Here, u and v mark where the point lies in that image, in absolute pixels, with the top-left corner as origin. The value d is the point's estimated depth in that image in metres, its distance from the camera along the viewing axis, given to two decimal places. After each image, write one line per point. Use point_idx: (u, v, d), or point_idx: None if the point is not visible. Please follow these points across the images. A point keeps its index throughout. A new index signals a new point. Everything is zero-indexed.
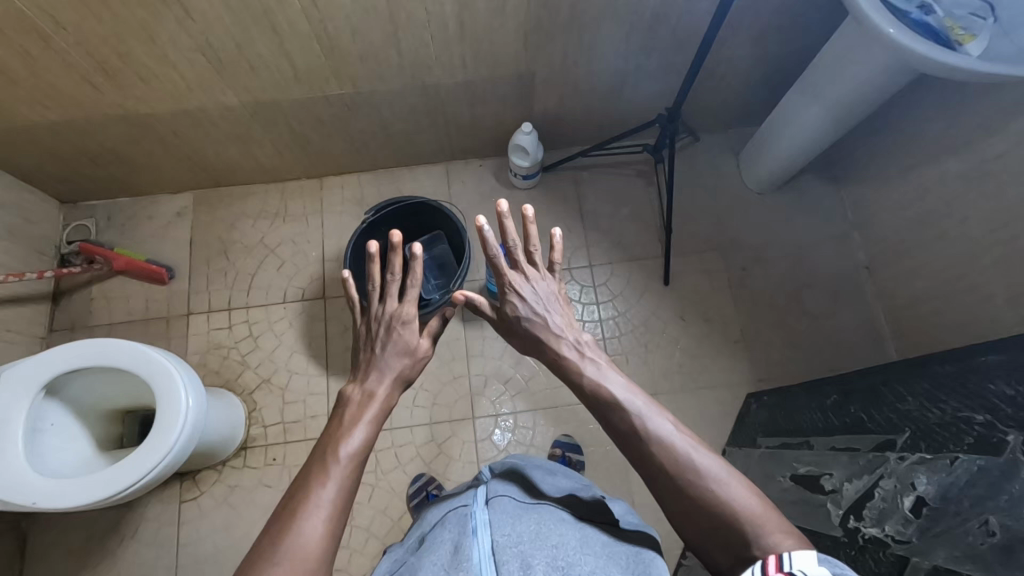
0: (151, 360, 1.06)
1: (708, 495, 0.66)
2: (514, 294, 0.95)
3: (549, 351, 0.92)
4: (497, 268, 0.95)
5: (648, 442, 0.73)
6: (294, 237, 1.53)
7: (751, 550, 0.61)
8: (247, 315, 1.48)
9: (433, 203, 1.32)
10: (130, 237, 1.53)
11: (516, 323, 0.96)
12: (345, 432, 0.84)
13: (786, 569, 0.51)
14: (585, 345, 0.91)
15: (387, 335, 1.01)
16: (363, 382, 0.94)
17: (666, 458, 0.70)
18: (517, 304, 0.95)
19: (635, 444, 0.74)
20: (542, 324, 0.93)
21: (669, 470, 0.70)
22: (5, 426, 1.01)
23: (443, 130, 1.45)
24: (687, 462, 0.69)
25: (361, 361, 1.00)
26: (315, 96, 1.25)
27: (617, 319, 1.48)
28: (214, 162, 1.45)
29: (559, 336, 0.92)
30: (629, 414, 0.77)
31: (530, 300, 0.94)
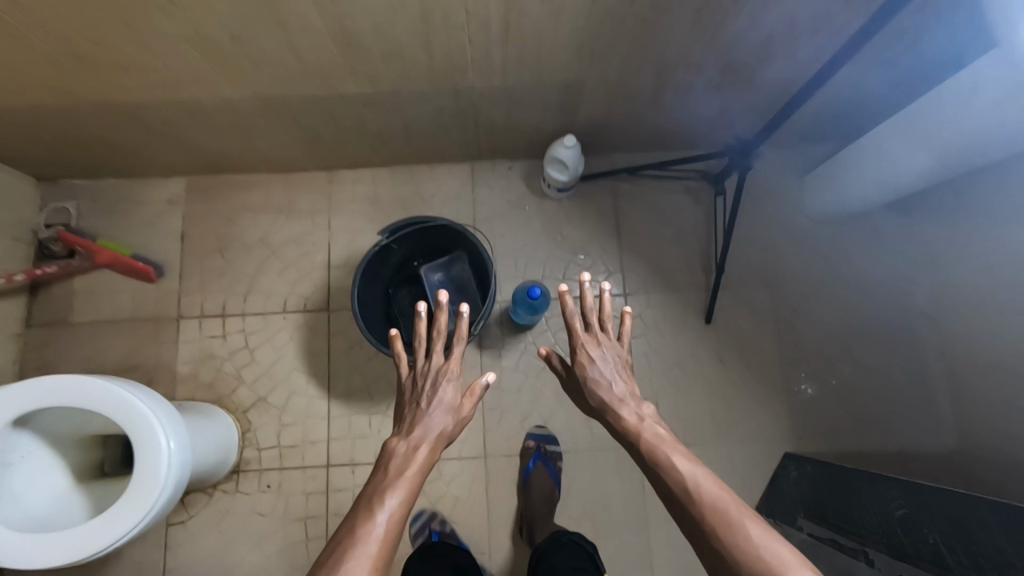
0: (128, 404, 0.94)
1: None
2: (583, 355, 0.92)
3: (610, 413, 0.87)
4: (570, 323, 0.94)
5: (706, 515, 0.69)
6: (299, 238, 1.39)
7: None
8: (244, 323, 1.35)
9: (456, 224, 1.13)
10: (116, 226, 1.38)
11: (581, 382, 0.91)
12: (388, 485, 0.77)
13: None
14: (651, 414, 0.86)
15: (433, 387, 0.91)
16: (408, 434, 0.85)
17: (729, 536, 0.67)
18: (587, 361, 0.91)
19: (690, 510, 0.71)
20: (609, 388, 0.89)
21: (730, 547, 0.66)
22: None
23: (471, 133, 1.26)
24: (748, 541, 0.65)
25: (403, 414, 0.90)
26: (327, 94, 1.06)
27: (651, 358, 1.33)
28: (210, 152, 1.28)
29: (624, 401, 0.87)
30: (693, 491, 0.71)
31: (601, 361, 0.91)
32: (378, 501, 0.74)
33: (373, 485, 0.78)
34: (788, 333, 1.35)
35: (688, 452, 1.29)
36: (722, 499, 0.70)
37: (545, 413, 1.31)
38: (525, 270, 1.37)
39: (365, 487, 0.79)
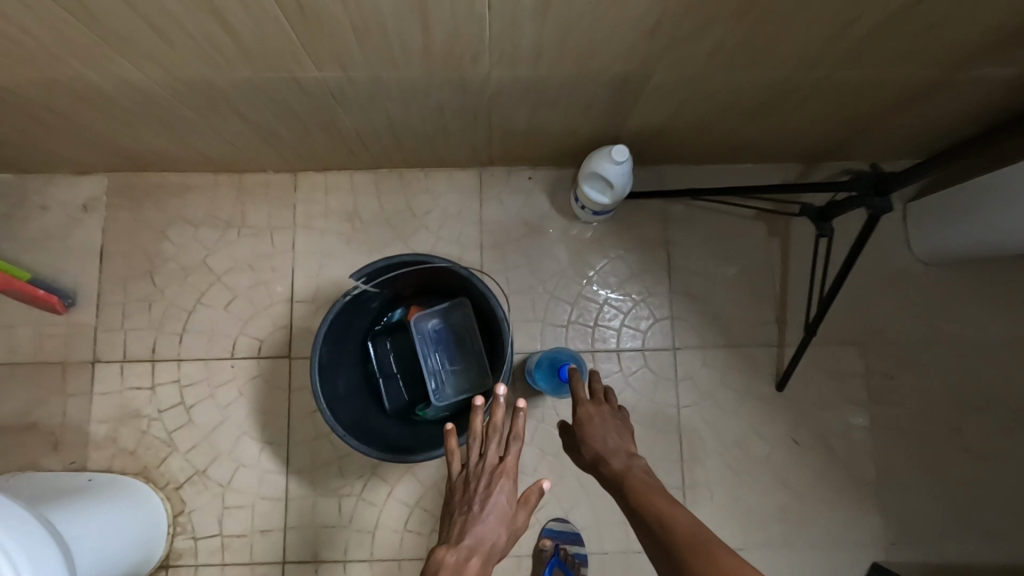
0: None
1: None
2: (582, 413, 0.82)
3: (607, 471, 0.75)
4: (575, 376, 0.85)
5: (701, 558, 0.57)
6: (254, 261, 1.07)
7: None
8: (179, 371, 1.04)
9: (458, 266, 0.82)
10: (14, 237, 1.06)
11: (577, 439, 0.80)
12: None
13: None
14: (648, 466, 0.74)
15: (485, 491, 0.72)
16: (457, 543, 0.67)
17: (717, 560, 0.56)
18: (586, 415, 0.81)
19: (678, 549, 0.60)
20: (605, 444, 0.78)
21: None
22: None
23: (482, 135, 0.94)
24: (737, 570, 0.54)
25: (448, 518, 0.71)
26: (278, 80, 0.74)
27: (703, 434, 1.04)
28: (129, 147, 0.95)
29: (620, 452, 0.77)
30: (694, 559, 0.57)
31: (603, 420, 0.81)
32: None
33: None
34: (879, 405, 1.05)
35: (747, 559, 1.00)
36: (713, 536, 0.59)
37: (566, 503, 1.01)
38: (546, 313, 1.06)
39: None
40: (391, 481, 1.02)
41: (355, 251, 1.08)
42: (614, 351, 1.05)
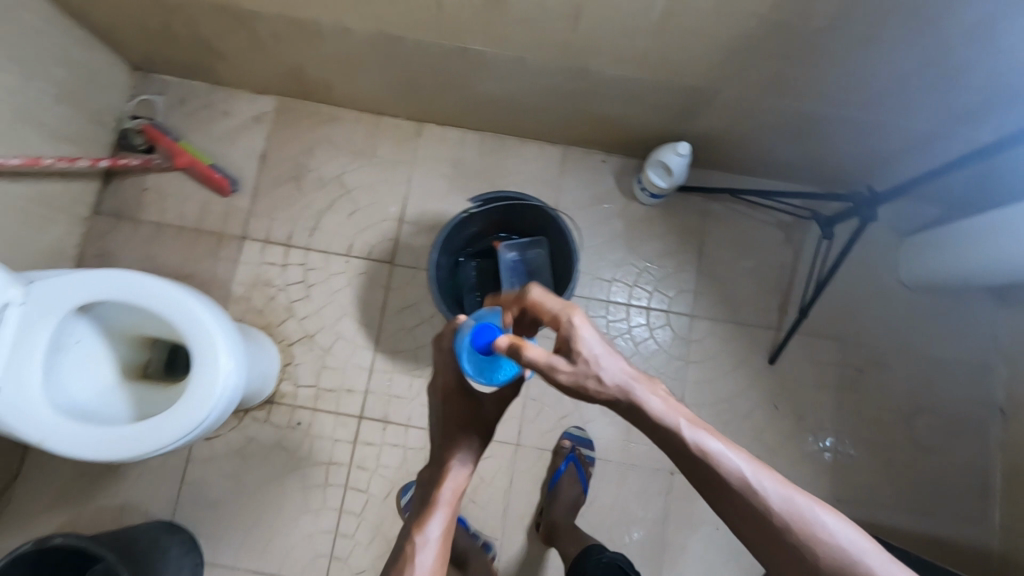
0: (198, 319, 0.92)
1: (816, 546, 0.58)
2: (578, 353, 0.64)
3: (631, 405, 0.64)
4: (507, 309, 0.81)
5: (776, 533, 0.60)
6: (377, 184, 1.35)
7: None
8: (305, 258, 1.32)
9: (548, 208, 1.08)
10: (199, 131, 1.36)
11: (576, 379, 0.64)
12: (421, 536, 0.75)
13: None
14: (632, 378, 0.65)
15: (457, 437, 0.85)
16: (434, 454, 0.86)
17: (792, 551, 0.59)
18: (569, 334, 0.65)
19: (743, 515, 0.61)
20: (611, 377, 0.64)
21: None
22: (24, 345, 0.90)
23: (578, 117, 1.21)
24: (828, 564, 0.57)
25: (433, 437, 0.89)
26: (450, 46, 1.01)
27: (704, 385, 1.29)
28: (309, 77, 1.24)
29: (610, 371, 0.65)
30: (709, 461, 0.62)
31: (594, 334, 0.65)
32: (411, 543, 0.75)
33: (408, 548, 0.74)
34: (849, 392, 1.29)
35: None
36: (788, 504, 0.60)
37: (584, 416, 1.28)
38: (596, 268, 1.33)
39: (399, 554, 0.74)
40: None
41: (456, 192, 1.35)
42: (644, 307, 1.31)
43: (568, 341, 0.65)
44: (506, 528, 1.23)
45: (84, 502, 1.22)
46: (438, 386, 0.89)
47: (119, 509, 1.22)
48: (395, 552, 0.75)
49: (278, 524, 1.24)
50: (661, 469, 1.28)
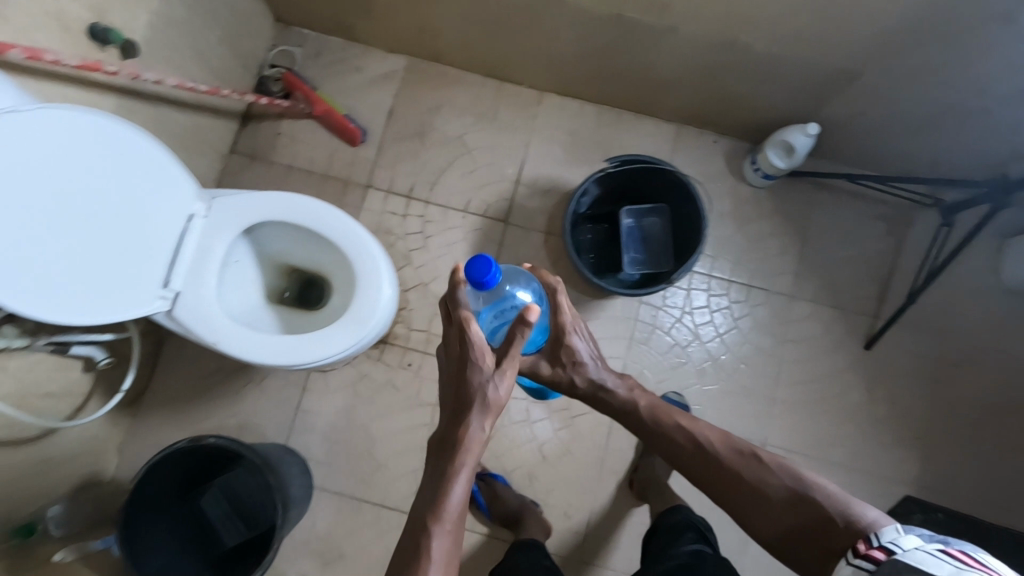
0: (363, 245, 0.99)
1: (790, 496, 0.74)
2: (572, 340, 0.89)
3: (598, 394, 0.92)
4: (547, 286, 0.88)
5: (739, 472, 0.79)
6: (496, 146, 1.41)
7: (836, 531, 0.67)
8: (425, 210, 1.39)
9: (682, 175, 1.12)
10: (332, 83, 1.43)
11: (568, 368, 0.90)
12: (430, 533, 0.64)
13: (876, 543, 0.57)
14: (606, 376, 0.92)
15: (466, 406, 0.69)
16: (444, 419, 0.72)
17: (759, 481, 0.77)
18: (569, 334, 0.88)
19: (705, 466, 0.82)
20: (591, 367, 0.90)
21: (784, 499, 0.74)
22: (204, 255, 0.97)
23: (704, 94, 1.26)
24: (787, 479, 0.75)
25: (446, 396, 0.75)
26: (606, 12, 1.07)
27: (799, 364, 1.33)
28: (448, 37, 1.30)
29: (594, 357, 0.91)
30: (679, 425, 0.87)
31: (585, 339, 0.90)
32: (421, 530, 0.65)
33: (414, 545, 0.64)
34: (940, 383, 1.32)
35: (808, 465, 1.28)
36: (751, 446, 0.81)
37: (680, 383, 1.32)
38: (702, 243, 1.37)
39: (408, 549, 0.64)
40: None
41: (571, 160, 1.40)
42: (745, 285, 1.36)
43: (560, 336, 0.88)
44: (599, 481, 1.28)
45: (206, 419, 1.30)
46: (451, 345, 0.74)
47: (237, 428, 1.30)
48: (405, 545, 0.65)
49: (382, 457, 1.30)
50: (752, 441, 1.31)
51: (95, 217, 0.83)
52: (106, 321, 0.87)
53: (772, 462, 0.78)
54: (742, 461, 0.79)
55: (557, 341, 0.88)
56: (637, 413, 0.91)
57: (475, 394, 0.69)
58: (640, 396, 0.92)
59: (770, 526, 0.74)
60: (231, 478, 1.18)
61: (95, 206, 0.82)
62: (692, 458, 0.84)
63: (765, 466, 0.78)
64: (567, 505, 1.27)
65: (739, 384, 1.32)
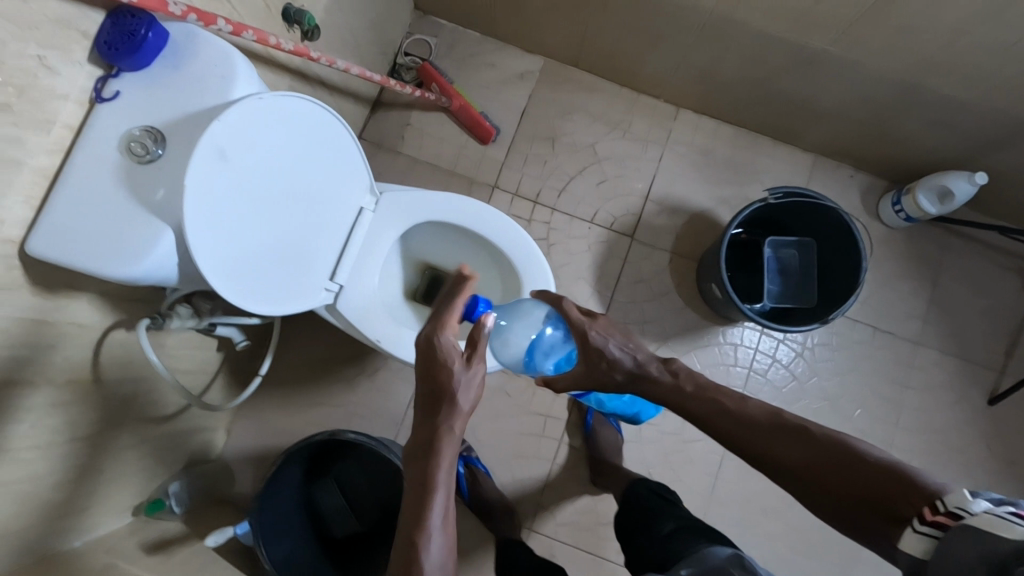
0: (531, 256, 0.98)
1: (847, 463, 0.63)
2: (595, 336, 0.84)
3: (642, 376, 0.82)
4: (568, 315, 0.86)
5: (777, 439, 0.70)
6: (626, 158, 1.38)
7: (904, 505, 0.56)
8: (550, 217, 1.36)
9: (845, 214, 1.08)
10: (464, 77, 1.39)
11: (602, 368, 0.83)
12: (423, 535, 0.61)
13: (941, 509, 0.51)
14: (656, 367, 0.83)
15: (443, 398, 0.69)
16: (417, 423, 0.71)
17: (803, 451, 0.67)
18: (600, 344, 0.83)
19: (745, 438, 0.72)
20: (624, 361, 0.82)
21: (828, 462, 0.65)
22: (370, 251, 0.96)
23: (860, 129, 1.21)
24: (835, 444, 0.65)
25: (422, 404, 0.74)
26: (791, 42, 1.02)
27: (920, 412, 1.29)
28: (597, 44, 1.26)
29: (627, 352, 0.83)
30: (722, 403, 0.76)
31: (616, 341, 0.84)
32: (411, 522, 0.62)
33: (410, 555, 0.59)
34: None
35: None
36: (792, 416, 0.71)
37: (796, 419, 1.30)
38: None
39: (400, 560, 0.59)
40: (675, 353, 1.32)
41: (703, 179, 1.37)
42: (870, 326, 1.32)
43: (601, 349, 0.83)
44: (708, 510, 1.26)
45: (317, 406, 1.29)
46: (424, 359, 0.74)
47: (346, 419, 1.29)
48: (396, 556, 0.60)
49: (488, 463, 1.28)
50: None
51: (299, 210, 0.81)
52: (289, 313, 0.86)
53: (822, 430, 0.68)
54: (782, 433, 0.70)
55: (590, 363, 0.83)
56: (680, 392, 0.80)
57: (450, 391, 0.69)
58: (686, 381, 0.81)
59: (813, 495, 0.65)
60: (344, 469, 1.16)
61: (300, 198, 0.80)
62: (731, 429, 0.74)
63: (806, 429, 0.69)
64: None
65: (855, 426, 1.29)
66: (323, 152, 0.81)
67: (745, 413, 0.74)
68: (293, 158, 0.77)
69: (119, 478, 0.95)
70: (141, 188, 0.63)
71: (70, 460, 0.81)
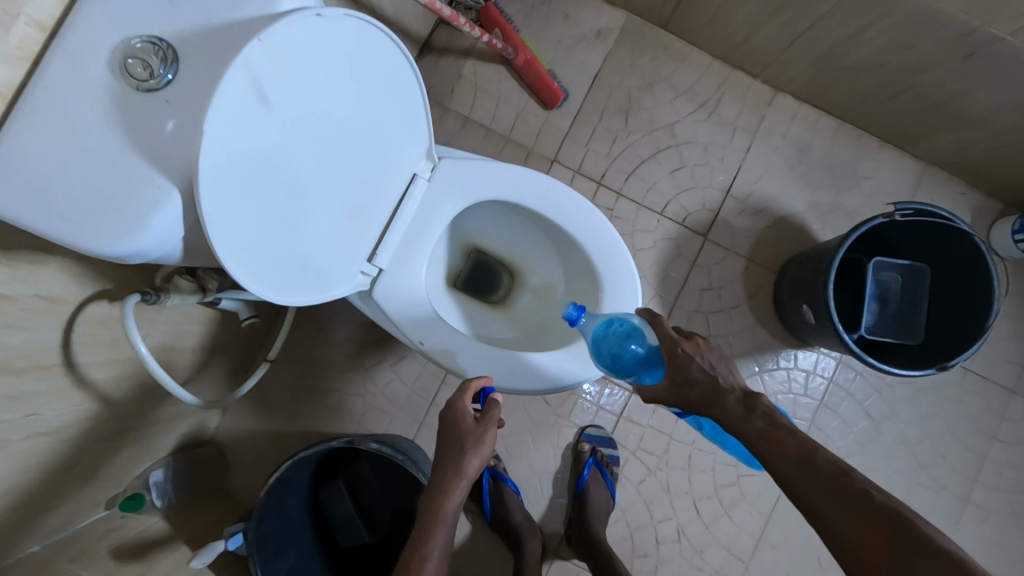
0: (615, 255, 0.80)
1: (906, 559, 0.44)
2: (686, 351, 0.64)
3: (717, 400, 0.62)
4: (655, 324, 0.68)
5: (830, 501, 0.50)
6: (710, 144, 1.19)
7: None
8: (614, 204, 1.18)
9: (983, 243, 0.89)
10: (533, 27, 1.18)
11: (682, 387, 0.63)
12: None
13: None
14: (741, 395, 0.62)
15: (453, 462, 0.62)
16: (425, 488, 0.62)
17: (860, 526, 0.47)
18: (684, 360, 0.64)
19: (800, 486, 0.53)
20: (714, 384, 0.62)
21: (887, 550, 0.45)
22: (421, 230, 0.77)
23: (998, 141, 1.03)
24: (898, 524, 0.46)
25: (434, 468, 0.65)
26: (961, 23, 0.83)
27: (1004, 468, 1.15)
28: (700, 5, 1.05)
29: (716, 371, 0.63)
30: (777, 435, 0.57)
31: (708, 359, 0.64)
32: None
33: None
34: None
35: None
36: (862, 479, 0.51)
37: (866, 462, 1.15)
38: None
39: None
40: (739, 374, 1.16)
41: (794, 178, 1.19)
42: (962, 367, 1.16)
43: (683, 365, 0.64)
44: (757, 553, 1.12)
45: (327, 393, 1.13)
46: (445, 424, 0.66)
47: (361, 412, 1.12)
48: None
49: (516, 477, 1.13)
50: None
51: (342, 172, 0.63)
52: (318, 303, 0.68)
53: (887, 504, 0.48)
54: (845, 499, 0.49)
55: (674, 381, 0.64)
56: (748, 425, 0.59)
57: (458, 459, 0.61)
58: (760, 415, 0.59)
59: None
60: (358, 471, 0.97)
61: (345, 159, 0.62)
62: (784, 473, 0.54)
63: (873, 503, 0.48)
64: (715, 570, 1.12)
65: (930, 476, 1.15)
66: (381, 103, 0.63)
67: (810, 461, 0.54)
68: (344, 104, 0.58)
69: (92, 471, 0.79)
70: (159, 134, 0.45)
71: (29, 458, 0.64)
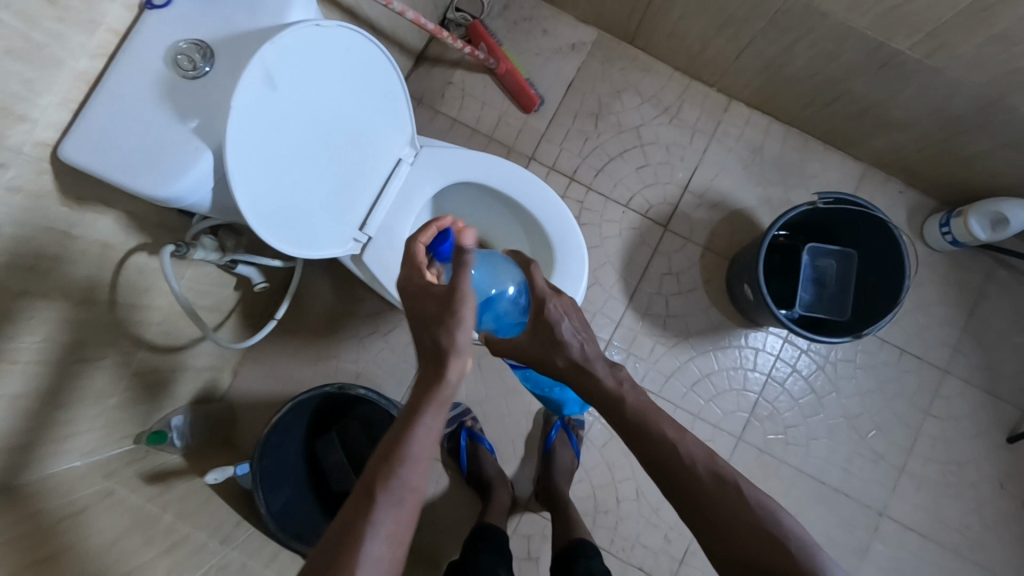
0: (568, 230, 0.94)
1: (762, 533, 0.57)
2: (551, 310, 0.71)
3: (586, 369, 0.70)
4: (530, 275, 0.75)
5: (699, 486, 0.60)
6: (671, 144, 1.33)
7: None
8: (584, 197, 1.32)
9: (895, 228, 1.02)
10: (515, 41, 1.34)
11: (551, 347, 0.71)
12: (373, 508, 0.48)
13: None
14: (604, 369, 0.70)
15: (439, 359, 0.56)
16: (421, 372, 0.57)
17: (727, 509, 0.59)
18: (554, 318, 0.71)
19: (674, 468, 0.62)
20: (576, 346, 0.71)
21: (742, 526, 0.57)
22: (406, 204, 0.92)
23: (921, 143, 1.17)
24: (756, 507, 0.58)
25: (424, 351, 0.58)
26: (870, 38, 0.97)
27: (937, 440, 1.26)
28: (660, 22, 1.21)
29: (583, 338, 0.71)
30: (661, 425, 0.65)
31: (572, 322, 0.72)
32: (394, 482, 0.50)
33: (353, 544, 0.46)
34: None
35: (925, 544, 1.23)
36: (724, 465, 0.62)
37: (810, 432, 1.27)
38: None
39: (345, 540, 0.46)
40: (694, 351, 1.29)
41: (747, 176, 1.33)
42: (898, 348, 1.29)
43: (551, 323, 0.71)
44: None
45: (326, 359, 1.27)
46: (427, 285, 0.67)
47: (354, 376, 1.27)
48: (333, 534, 0.47)
49: (491, 438, 1.27)
50: (872, 508, 1.24)
51: (337, 151, 0.78)
52: (317, 258, 0.82)
53: (747, 489, 0.60)
54: (720, 490, 0.60)
55: (538, 335, 0.72)
56: (625, 404, 0.67)
57: (440, 328, 0.56)
58: (630, 392, 0.69)
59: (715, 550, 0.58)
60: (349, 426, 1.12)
61: (340, 140, 0.78)
62: (662, 456, 0.63)
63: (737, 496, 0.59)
64: (669, 527, 1.24)
65: (869, 447, 1.26)
66: (369, 95, 0.79)
67: (681, 448, 0.63)
68: (338, 95, 0.74)
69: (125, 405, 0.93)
70: (197, 109, 0.61)
71: (82, 380, 0.78)
